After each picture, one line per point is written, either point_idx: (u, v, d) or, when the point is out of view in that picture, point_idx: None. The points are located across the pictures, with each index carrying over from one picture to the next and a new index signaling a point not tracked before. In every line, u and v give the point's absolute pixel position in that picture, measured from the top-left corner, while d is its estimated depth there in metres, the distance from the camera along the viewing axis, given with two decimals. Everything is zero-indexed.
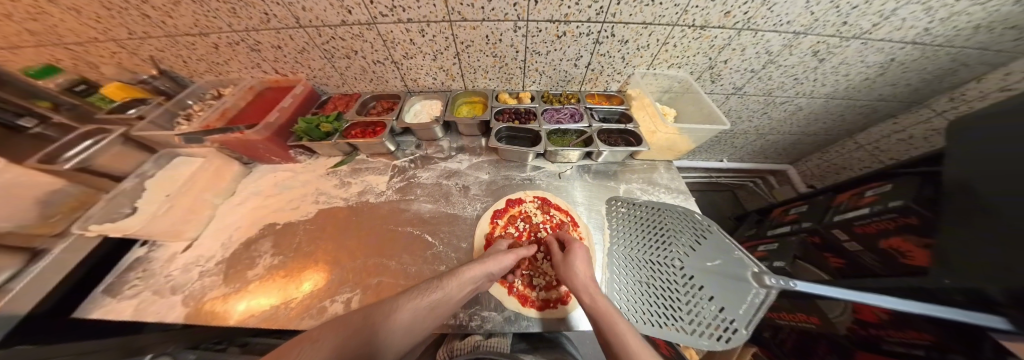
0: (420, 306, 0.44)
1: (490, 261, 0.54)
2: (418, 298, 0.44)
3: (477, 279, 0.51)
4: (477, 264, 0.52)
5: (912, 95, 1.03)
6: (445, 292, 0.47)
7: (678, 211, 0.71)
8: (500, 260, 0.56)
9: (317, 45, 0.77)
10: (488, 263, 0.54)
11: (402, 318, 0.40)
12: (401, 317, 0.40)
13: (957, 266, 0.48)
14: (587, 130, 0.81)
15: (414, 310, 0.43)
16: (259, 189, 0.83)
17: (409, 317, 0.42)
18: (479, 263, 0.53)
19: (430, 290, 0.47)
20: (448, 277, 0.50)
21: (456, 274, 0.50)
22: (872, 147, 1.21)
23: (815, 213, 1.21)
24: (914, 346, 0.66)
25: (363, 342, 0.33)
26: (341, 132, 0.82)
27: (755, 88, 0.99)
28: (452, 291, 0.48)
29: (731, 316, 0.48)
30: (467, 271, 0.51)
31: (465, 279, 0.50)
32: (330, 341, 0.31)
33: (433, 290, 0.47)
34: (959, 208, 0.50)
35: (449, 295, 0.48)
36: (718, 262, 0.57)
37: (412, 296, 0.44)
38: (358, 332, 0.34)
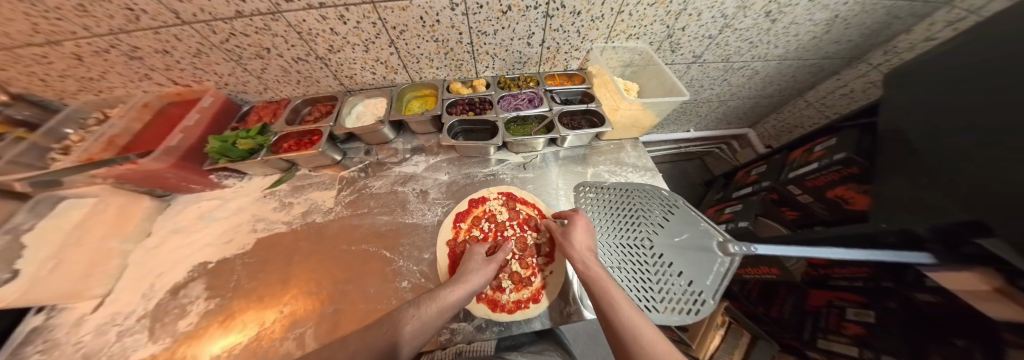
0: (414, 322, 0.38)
1: (472, 276, 0.48)
2: (412, 313, 0.39)
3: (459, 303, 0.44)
4: (461, 283, 0.46)
5: (854, 50, 1.07)
6: (424, 318, 0.40)
7: (646, 191, 0.72)
8: (484, 272, 0.51)
9: (216, 45, 0.63)
10: (473, 279, 0.48)
11: (408, 332, 0.37)
12: (405, 329, 0.37)
13: (893, 212, 0.49)
14: (547, 114, 0.75)
15: (419, 320, 0.39)
16: (182, 225, 0.71)
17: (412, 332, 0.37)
18: (458, 284, 0.46)
19: (412, 308, 0.40)
20: (426, 300, 0.42)
21: (435, 296, 0.43)
22: (819, 104, 1.27)
23: (772, 171, 1.29)
24: (856, 278, 0.76)
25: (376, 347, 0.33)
26: (269, 148, 0.70)
27: (713, 55, 0.98)
28: (433, 317, 0.40)
29: (699, 288, 0.54)
30: (448, 296, 0.43)
31: (447, 302, 0.43)
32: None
33: (415, 311, 0.40)
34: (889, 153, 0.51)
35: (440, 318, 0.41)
36: (686, 237, 0.61)
37: (407, 316, 0.39)
38: (363, 346, 0.33)
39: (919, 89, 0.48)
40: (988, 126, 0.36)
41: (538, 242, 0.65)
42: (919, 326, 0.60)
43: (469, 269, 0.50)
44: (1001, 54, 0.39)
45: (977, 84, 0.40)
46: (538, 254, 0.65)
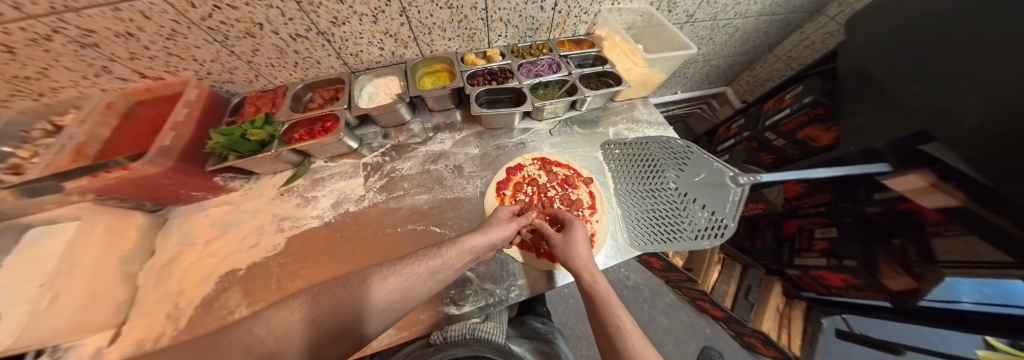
0: (417, 272, 0.44)
1: (493, 230, 0.53)
2: (413, 264, 0.45)
3: (480, 248, 0.51)
4: (478, 234, 0.52)
5: (815, 4, 1.19)
6: (445, 260, 0.47)
7: (662, 142, 0.78)
8: (505, 227, 0.55)
9: (198, 22, 0.53)
10: (491, 232, 0.53)
11: (385, 287, 0.41)
12: (388, 282, 0.42)
13: (869, 135, 0.62)
14: (568, 78, 0.77)
15: (407, 274, 0.44)
16: (192, 237, 0.63)
17: (401, 287, 0.42)
18: (480, 233, 0.52)
19: (432, 254, 0.48)
20: (448, 245, 0.49)
21: (457, 243, 0.50)
22: (786, 57, 1.42)
23: (750, 123, 1.44)
24: (818, 205, 0.89)
25: (342, 307, 0.38)
26: (280, 139, 0.64)
27: (703, 14, 1.04)
28: (453, 259, 0.48)
29: (721, 215, 0.62)
30: (467, 242, 0.50)
31: (466, 248, 0.49)
32: (304, 310, 0.36)
33: (433, 258, 0.47)
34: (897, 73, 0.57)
35: (448, 264, 0.47)
36: (704, 176, 0.68)
37: (408, 262, 0.45)
38: (332, 303, 0.38)
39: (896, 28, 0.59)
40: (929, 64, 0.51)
41: (579, 198, 0.70)
42: (864, 232, 0.74)
43: (494, 222, 0.55)
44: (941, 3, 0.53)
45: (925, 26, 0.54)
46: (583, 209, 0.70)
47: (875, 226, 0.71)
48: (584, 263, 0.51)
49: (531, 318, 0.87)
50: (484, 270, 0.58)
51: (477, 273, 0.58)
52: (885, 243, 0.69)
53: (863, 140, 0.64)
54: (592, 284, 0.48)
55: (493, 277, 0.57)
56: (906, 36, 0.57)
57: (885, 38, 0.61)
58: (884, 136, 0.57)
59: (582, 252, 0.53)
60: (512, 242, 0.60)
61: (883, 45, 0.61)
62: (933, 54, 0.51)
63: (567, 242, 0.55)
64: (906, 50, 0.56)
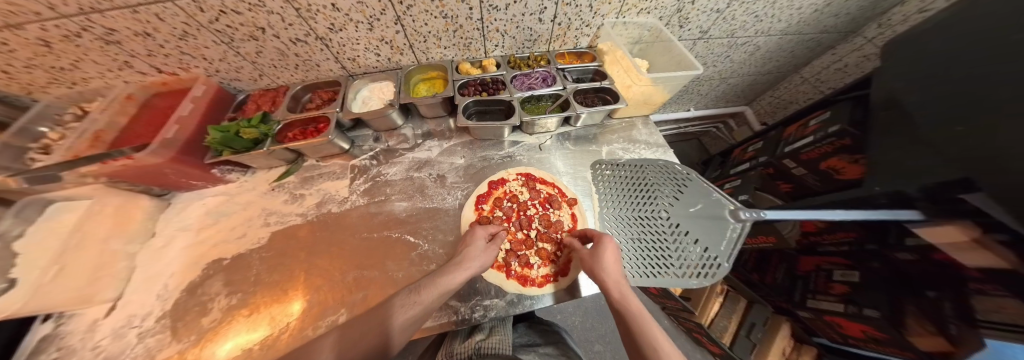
0: (412, 311, 0.42)
1: (466, 261, 0.50)
2: (413, 296, 0.43)
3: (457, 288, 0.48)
4: (456, 269, 0.49)
5: (849, 24, 1.09)
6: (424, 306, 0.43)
7: (658, 165, 0.73)
8: (480, 256, 0.52)
9: (204, 25, 0.56)
10: (468, 265, 0.50)
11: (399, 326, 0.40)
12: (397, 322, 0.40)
13: (896, 179, 0.55)
14: (562, 92, 0.74)
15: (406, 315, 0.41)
16: (189, 223, 0.67)
17: (404, 324, 0.41)
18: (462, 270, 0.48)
19: (412, 296, 0.44)
20: (426, 287, 0.45)
21: (435, 284, 0.46)
22: (815, 79, 1.30)
23: (769, 147, 1.33)
24: (840, 243, 0.82)
25: (364, 344, 0.37)
26: (273, 138, 0.66)
27: (720, 30, 0.98)
28: (431, 303, 0.44)
29: (715, 253, 0.57)
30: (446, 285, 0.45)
31: (445, 288, 0.46)
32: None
33: (411, 305, 0.42)
34: (938, 96, 0.44)
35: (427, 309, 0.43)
36: (700, 207, 0.64)
37: (410, 294, 0.44)
38: (354, 344, 0.37)
39: (943, 49, 0.47)
40: (953, 96, 0.41)
41: (560, 219, 0.68)
42: (896, 283, 0.66)
43: (471, 251, 0.52)
44: (994, 25, 0.42)
45: (970, 50, 0.43)
46: (562, 231, 0.67)
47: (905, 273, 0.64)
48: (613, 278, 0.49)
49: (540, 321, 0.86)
50: (452, 285, 0.57)
51: None
52: (918, 294, 0.61)
53: (889, 181, 0.56)
54: (622, 301, 0.45)
55: (460, 294, 0.56)
56: (972, 56, 0.42)
57: (951, 52, 0.46)
58: (913, 180, 0.49)
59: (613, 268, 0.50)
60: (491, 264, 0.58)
61: (942, 60, 0.46)
62: (999, 76, 0.38)
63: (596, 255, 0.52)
64: (956, 73, 0.43)
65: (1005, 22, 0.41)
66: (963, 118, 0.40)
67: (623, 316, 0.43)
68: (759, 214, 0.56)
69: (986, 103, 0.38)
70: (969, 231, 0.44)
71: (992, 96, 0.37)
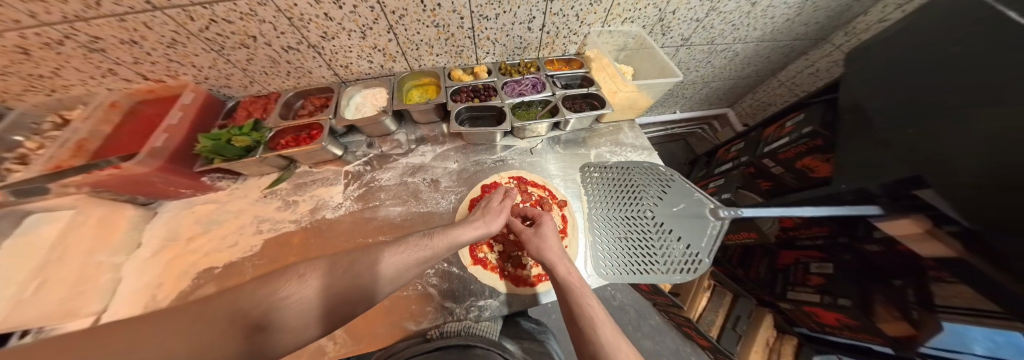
0: (410, 258, 0.42)
1: (486, 223, 0.55)
2: (417, 244, 0.44)
3: (468, 243, 0.51)
4: (468, 227, 0.52)
5: (819, 32, 1.17)
6: (433, 251, 0.45)
7: (644, 167, 0.77)
8: (493, 216, 0.56)
9: (195, 33, 0.56)
10: (482, 224, 0.54)
11: (393, 266, 0.39)
12: (391, 264, 0.39)
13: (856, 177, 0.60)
14: (551, 98, 0.77)
15: (407, 257, 0.41)
16: (178, 232, 0.66)
17: (399, 265, 0.40)
18: (471, 226, 0.52)
19: (423, 239, 0.46)
20: (437, 235, 0.48)
21: (447, 235, 0.48)
22: (790, 82, 1.38)
23: (750, 147, 1.40)
24: (815, 237, 0.87)
25: (357, 277, 0.36)
26: (265, 145, 0.67)
27: (700, 38, 1.03)
28: (441, 251, 0.46)
29: (696, 250, 0.61)
30: (456, 234, 0.49)
31: (458, 241, 0.49)
32: (317, 283, 0.32)
33: (419, 249, 0.43)
34: (895, 101, 0.53)
35: (437, 254, 0.45)
36: (683, 206, 0.67)
37: (410, 242, 0.44)
38: (350, 274, 0.36)
39: (904, 55, 0.55)
40: (910, 99, 0.49)
41: None
42: (867, 273, 0.72)
43: (489, 217, 0.56)
44: (940, 38, 0.51)
45: (921, 58, 0.51)
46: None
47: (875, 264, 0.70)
48: (557, 258, 0.53)
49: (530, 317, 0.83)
50: (447, 287, 0.58)
51: (439, 290, 0.58)
52: (885, 282, 0.67)
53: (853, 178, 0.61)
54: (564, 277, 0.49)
55: (455, 296, 0.58)
56: (923, 65, 0.50)
57: (905, 61, 0.54)
58: (874, 178, 0.54)
59: (555, 247, 0.55)
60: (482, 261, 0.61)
61: (899, 68, 0.54)
62: (947, 85, 0.45)
63: (540, 236, 0.57)
64: (912, 78, 0.51)
65: (954, 36, 0.49)
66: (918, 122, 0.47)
67: (563, 292, 0.47)
68: (736, 212, 0.60)
69: (931, 107, 0.46)
70: (924, 223, 0.49)
71: (944, 98, 0.45)
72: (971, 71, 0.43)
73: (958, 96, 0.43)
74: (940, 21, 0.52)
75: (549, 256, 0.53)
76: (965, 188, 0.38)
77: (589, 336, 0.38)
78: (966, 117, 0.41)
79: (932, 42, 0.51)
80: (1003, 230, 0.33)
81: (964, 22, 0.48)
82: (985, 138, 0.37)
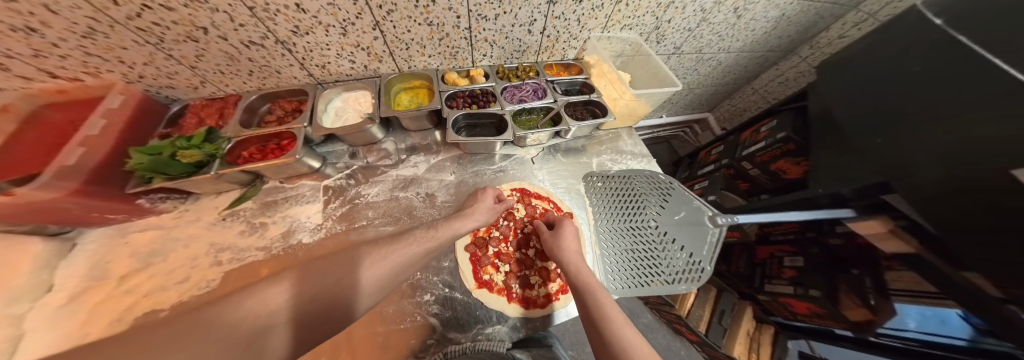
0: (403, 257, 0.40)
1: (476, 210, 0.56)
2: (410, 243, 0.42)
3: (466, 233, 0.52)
4: (467, 219, 0.53)
5: (789, 44, 1.27)
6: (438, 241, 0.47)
7: (645, 175, 0.77)
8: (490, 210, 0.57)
9: (122, 22, 0.45)
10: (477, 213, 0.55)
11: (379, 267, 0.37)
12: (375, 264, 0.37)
13: (836, 184, 0.64)
14: (553, 106, 0.74)
15: (397, 256, 0.40)
16: (107, 269, 0.53)
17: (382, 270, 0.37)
18: (470, 218, 0.53)
19: (430, 231, 0.47)
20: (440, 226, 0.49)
21: (447, 226, 0.50)
22: (763, 90, 1.49)
23: (729, 150, 1.49)
24: (787, 232, 1.02)
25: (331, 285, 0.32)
26: (223, 158, 0.56)
27: (690, 47, 1.06)
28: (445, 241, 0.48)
29: (699, 258, 0.61)
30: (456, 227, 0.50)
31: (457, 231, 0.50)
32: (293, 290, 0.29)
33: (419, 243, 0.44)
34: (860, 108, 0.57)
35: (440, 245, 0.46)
36: (684, 214, 0.68)
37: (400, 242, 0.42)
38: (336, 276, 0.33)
39: (861, 71, 0.61)
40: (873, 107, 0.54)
41: None
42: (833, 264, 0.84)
43: (480, 205, 0.57)
44: (890, 55, 0.57)
45: (877, 73, 0.58)
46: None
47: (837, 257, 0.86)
48: (574, 261, 0.51)
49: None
50: (450, 316, 0.53)
51: (440, 320, 0.52)
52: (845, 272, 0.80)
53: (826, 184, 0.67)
54: (581, 280, 0.46)
55: (460, 324, 0.52)
56: (884, 76, 0.56)
57: (861, 76, 0.60)
58: (847, 182, 0.60)
59: (574, 251, 0.53)
60: (488, 284, 0.57)
61: (861, 80, 0.60)
62: (903, 94, 0.51)
63: (558, 238, 0.55)
64: (871, 90, 0.57)
65: (902, 53, 0.55)
66: (880, 128, 0.52)
67: (581, 294, 0.44)
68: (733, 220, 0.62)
69: (895, 112, 0.50)
70: (889, 223, 0.54)
71: (903, 107, 0.49)
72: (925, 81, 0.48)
73: (914, 104, 0.48)
74: (887, 43, 0.59)
75: (566, 257, 0.52)
76: (925, 189, 0.41)
77: (610, 339, 0.34)
78: (921, 122, 0.46)
79: (890, 57, 0.57)
80: (958, 231, 0.37)
81: (907, 45, 0.55)
82: (943, 140, 0.41)
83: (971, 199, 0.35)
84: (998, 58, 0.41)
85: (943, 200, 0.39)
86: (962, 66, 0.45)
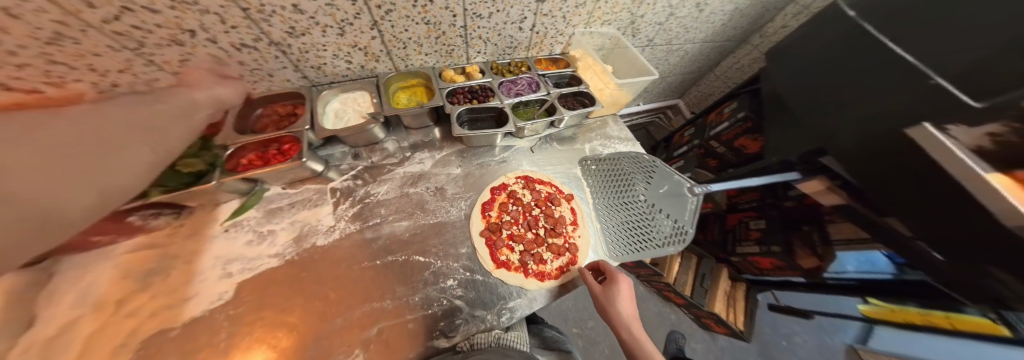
0: None
1: None
2: None
3: None
4: None
5: (742, 35, 1.44)
6: None
7: (631, 156, 0.86)
8: None
9: (97, 25, 0.40)
10: None
11: None
12: None
13: (785, 151, 0.77)
14: (547, 97, 0.79)
15: None
16: (96, 296, 0.46)
17: None
18: None
19: None
20: None
21: None
22: (723, 76, 1.67)
23: (698, 132, 1.66)
24: (750, 200, 1.23)
25: None
26: (222, 167, 0.54)
27: (660, 39, 1.17)
28: None
29: (682, 223, 0.71)
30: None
31: None
32: None
33: None
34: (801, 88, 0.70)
35: None
36: (667, 187, 0.78)
37: None
38: None
39: (799, 57, 0.74)
40: (812, 89, 0.67)
41: (562, 214, 0.74)
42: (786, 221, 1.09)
43: None
44: (817, 42, 0.70)
45: (810, 58, 0.71)
46: (566, 225, 0.73)
47: (790, 216, 1.08)
48: (627, 318, 0.57)
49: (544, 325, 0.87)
50: (473, 296, 0.57)
51: (465, 301, 0.56)
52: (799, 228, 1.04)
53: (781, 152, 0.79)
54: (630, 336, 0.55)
55: (484, 303, 0.57)
56: (817, 60, 0.68)
57: (800, 61, 0.73)
58: (799, 151, 0.72)
59: (625, 301, 0.57)
60: (505, 263, 0.61)
61: (800, 64, 0.73)
62: (832, 76, 0.63)
63: (613, 295, 0.58)
64: (809, 73, 0.69)
65: (825, 41, 0.68)
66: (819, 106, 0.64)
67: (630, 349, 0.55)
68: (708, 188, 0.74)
69: (829, 93, 0.63)
70: (826, 182, 0.74)
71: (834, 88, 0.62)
72: (845, 64, 0.61)
73: (841, 85, 0.61)
74: (813, 32, 0.73)
75: (619, 317, 0.57)
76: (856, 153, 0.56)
77: None
78: (847, 101, 0.59)
79: (816, 44, 0.70)
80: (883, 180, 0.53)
81: (827, 33, 0.68)
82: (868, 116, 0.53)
83: (890, 159, 0.50)
84: (896, 46, 0.53)
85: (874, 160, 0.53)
86: (871, 51, 0.57)
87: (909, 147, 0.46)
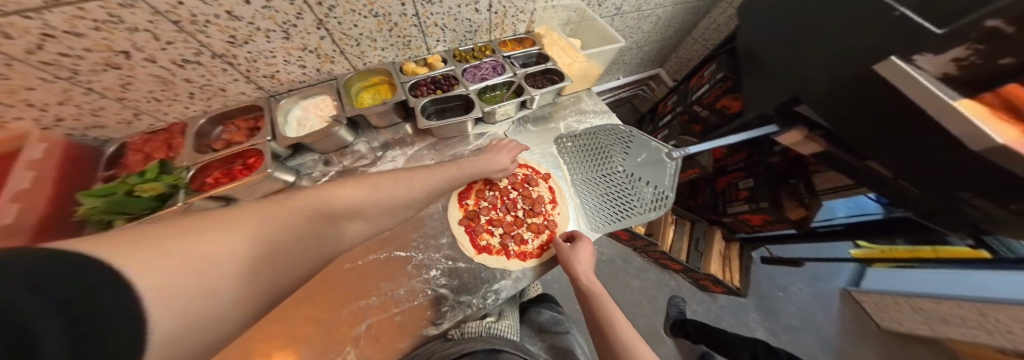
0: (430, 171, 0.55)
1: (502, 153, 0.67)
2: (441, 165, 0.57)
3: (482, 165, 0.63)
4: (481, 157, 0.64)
5: None
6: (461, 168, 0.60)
7: (607, 128, 0.85)
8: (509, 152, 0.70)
9: (19, 57, 0.40)
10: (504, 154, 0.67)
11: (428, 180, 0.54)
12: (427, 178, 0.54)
13: (764, 104, 0.76)
14: (513, 79, 0.78)
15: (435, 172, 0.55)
16: None
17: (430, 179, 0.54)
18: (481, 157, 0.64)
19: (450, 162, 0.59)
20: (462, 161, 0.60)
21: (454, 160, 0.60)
22: (700, 38, 1.64)
23: (681, 98, 1.64)
24: (738, 162, 1.24)
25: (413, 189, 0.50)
26: (186, 188, 0.55)
27: (628, 6, 1.14)
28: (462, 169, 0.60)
29: (661, 188, 0.72)
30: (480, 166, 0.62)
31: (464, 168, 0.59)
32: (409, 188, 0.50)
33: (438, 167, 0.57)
34: (763, 41, 0.70)
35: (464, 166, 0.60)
36: (645, 155, 0.77)
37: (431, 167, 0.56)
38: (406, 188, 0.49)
39: (757, 10, 0.74)
40: (774, 40, 0.67)
41: (540, 195, 0.75)
42: (777, 175, 1.12)
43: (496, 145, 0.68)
44: None
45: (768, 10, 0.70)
46: (545, 204, 0.75)
47: (777, 171, 1.12)
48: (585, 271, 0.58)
49: (542, 307, 1.00)
50: (458, 283, 0.58)
51: (450, 288, 0.57)
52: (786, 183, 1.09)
53: (760, 105, 0.77)
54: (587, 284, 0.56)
55: (468, 288, 0.58)
56: (774, 10, 0.68)
57: (759, 13, 0.73)
58: (777, 103, 0.71)
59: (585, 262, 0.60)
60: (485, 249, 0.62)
61: (760, 16, 0.73)
62: (790, 23, 0.63)
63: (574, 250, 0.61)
64: (768, 25, 0.70)
65: None
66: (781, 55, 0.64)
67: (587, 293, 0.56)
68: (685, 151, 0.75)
69: (790, 40, 0.63)
70: (804, 133, 0.75)
71: (794, 35, 0.62)
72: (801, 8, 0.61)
73: (799, 30, 0.61)
74: None
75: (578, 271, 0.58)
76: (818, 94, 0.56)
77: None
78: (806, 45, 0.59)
79: None
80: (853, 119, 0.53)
81: None
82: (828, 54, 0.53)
83: (851, 94, 0.50)
84: None
85: (838, 99, 0.53)
86: None
87: (863, 77, 0.47)
